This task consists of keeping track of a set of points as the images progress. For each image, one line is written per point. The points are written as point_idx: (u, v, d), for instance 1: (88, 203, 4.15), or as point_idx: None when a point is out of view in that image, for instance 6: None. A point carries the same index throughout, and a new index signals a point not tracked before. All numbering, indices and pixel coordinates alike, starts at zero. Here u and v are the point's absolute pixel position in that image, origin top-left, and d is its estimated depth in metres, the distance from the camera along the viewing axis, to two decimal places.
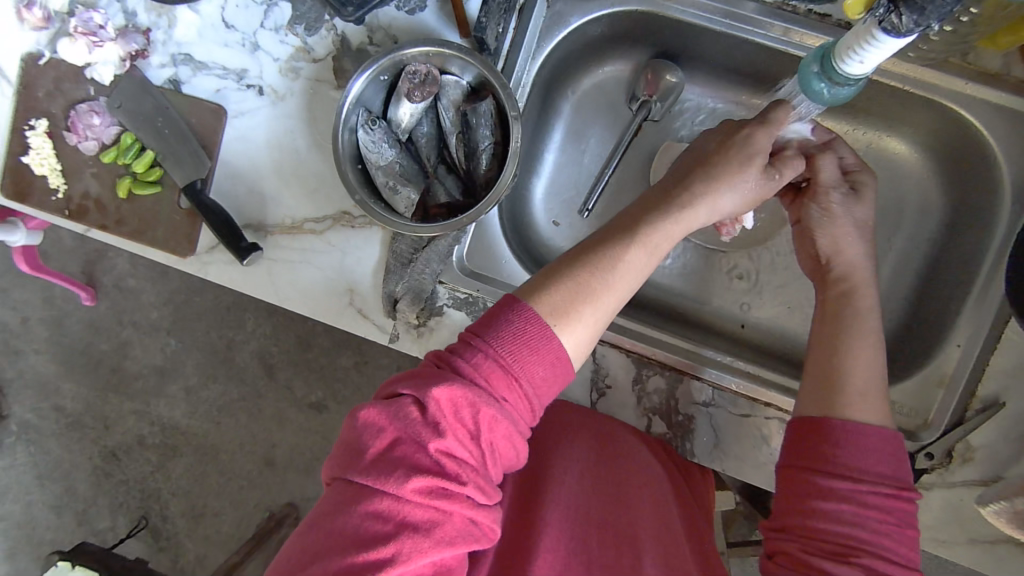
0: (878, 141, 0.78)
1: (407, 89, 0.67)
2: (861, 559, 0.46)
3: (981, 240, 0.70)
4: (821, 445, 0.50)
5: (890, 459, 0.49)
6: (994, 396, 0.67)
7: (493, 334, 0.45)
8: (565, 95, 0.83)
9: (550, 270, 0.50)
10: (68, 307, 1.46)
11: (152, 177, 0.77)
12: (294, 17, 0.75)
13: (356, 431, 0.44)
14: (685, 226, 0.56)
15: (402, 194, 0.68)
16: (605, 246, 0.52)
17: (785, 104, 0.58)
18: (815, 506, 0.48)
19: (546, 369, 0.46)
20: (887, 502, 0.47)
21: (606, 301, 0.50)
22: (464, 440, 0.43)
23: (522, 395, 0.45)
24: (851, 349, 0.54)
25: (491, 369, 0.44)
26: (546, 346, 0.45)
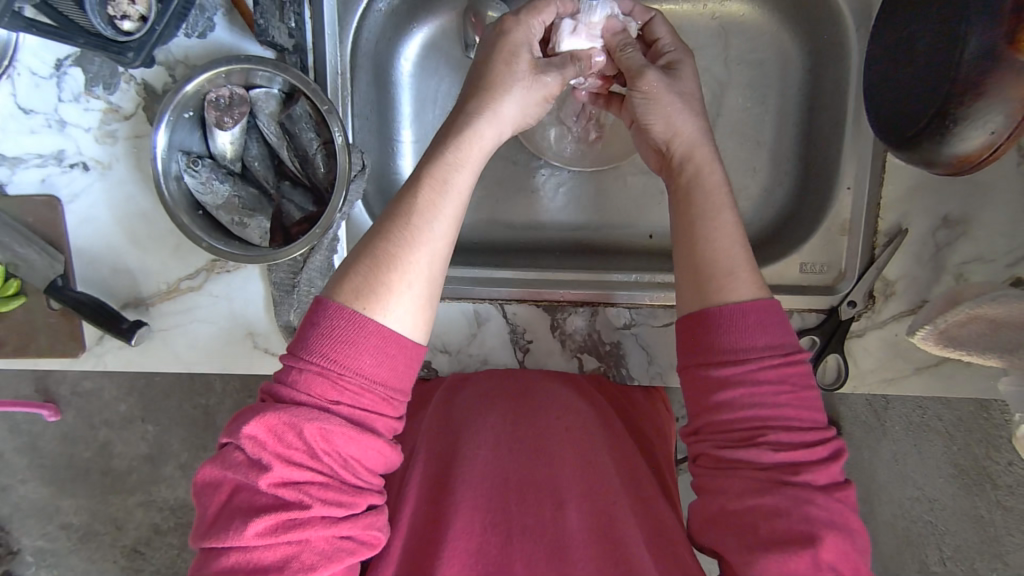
0: (718, 7, 0.74)
1: (216, 117, 0.63)
2: (765, 437, 0.48)
3: (840, 76, 0.69)
4: (709, 337, 0.51)
5: (777, 330, 0.51)
6: (896, 225, 0.67)
7: (305, 346, 0.46)
8: (398, 64, 0.77)
9: (351, 253, 0.50)
10: (37, 428, 1.32)
11: (12, 290, 0.74)
12: (89, 80, 0.71)
13: (202, 494, 0.45)
14: (474, 153, 0.52)
15: (252, 225, 0.66)
16: (396, 210, 0.50)
17: (525, 15, 0.56)
18: (717, 400, 0.50)
19: (370, 359, 0.46)
20: (781, 374, 0.49)
21: (414, 264, 0.49)
22: (302, 462, 0.44)
23: (358, 391, 0.45)
24: (717, 225, 0.54)
25: (309, 381, 0.45)
26: (362, 336, 0.46)
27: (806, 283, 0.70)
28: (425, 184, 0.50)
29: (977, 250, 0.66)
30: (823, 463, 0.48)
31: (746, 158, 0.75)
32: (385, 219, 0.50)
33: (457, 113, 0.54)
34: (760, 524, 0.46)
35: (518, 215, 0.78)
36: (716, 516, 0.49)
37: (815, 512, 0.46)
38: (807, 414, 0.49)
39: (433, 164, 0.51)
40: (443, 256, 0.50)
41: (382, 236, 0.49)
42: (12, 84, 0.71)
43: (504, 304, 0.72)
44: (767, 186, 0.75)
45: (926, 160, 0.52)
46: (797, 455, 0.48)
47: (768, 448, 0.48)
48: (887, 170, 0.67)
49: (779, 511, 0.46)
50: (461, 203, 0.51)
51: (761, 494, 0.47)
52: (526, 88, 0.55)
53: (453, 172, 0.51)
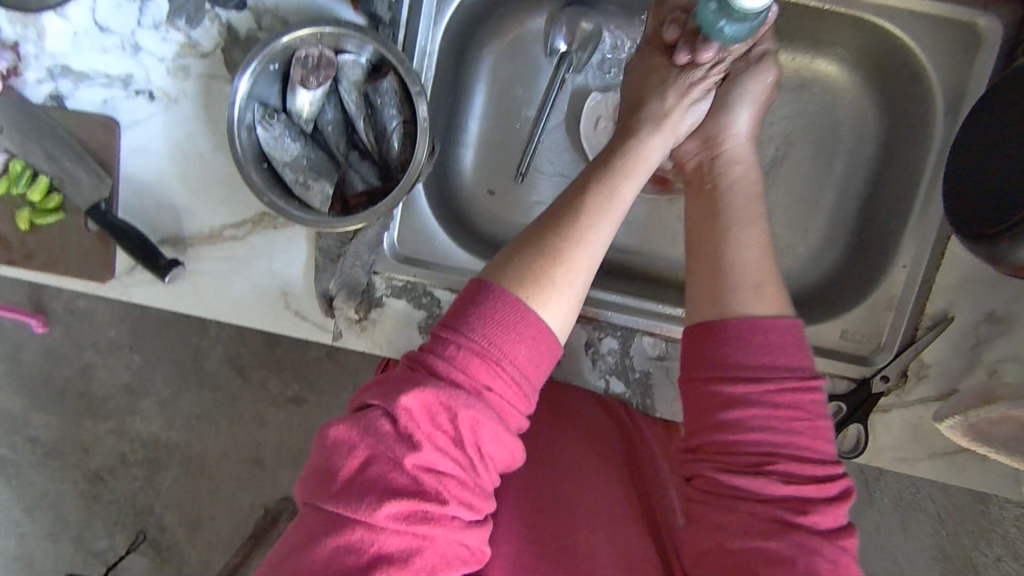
0: (808, 64, 0.75)
1: (301, 76, 0.62)
2: (772, 466, 0.49)
3: (916, 155, 0.70)
4: (724, 354, 0.51)
5: (792, 353, 0.51)
6: (942, 311, 0.68)
7: (466, 324, 0.48)
8: (480, 55, 0.77)
9: (517, 242, 0.53)
10: (22, 337, 1.32)
11: (51, 205, 0.72)
12: (172, 11, 0.69)
13: (331, 453, 0.46)
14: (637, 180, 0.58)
15: (315, 189, 0.64)
16: (565, 213, 0.54)
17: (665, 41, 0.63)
18: (723, 420, 0.50)
19: (526, 352, 0.48)
20: (795, 400, 0.50)
21: (581, 267, 0.52)
22: (448, 448, 0.46)
23: (506, 388, 0.47)
24: (738, 229, 0.57)
25: (468, 366, 0.47)
26: (526, 328, 0.48)
27: (844, 349, 0.70)
28: (603, 198, 0.55)
29: (1015, 351, 0.67)
30: (831, 503, 0.48)
31: (801, 216, 0.76)
32: (558, 216, 0.54)
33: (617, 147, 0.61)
34: (760, 567, 0.47)
35: None
36: (714, 548, 0.49)
37: (820, 562, 0.46)
38: (817, 446, 0.50)
39: (604, 182, 0.57)
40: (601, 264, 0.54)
41: (545, 236, 0.53)
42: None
43: None
44: (816, 248, 0.76)
45: (994, 258, 0.55)
46: (807, 491, 0.48)
47: (774, 479, 0.48)
48: (946, 257, 0.67)
49: (783, 557, 0.46)
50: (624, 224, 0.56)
51: (764, 537, 0.47)
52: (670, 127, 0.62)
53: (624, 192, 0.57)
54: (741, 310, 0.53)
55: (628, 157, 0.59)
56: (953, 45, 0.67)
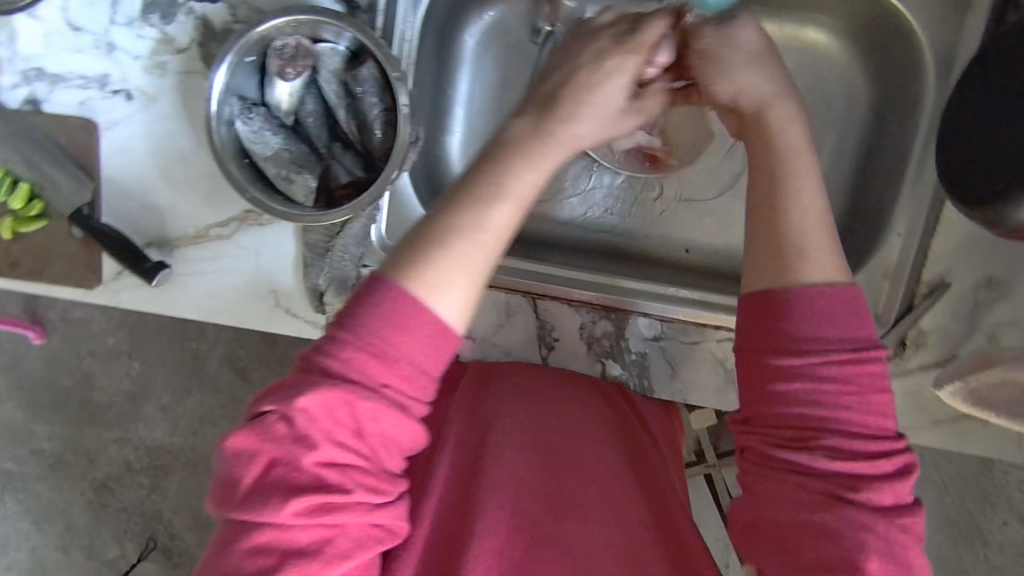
0: (796, 33, 0.74)
1: (279, 67, 0.61)
2: (822, 441, 0.47)
3: (908, 120, 0.69)
4: (781, 324, 0.49)
5: (847, 322, 0.49)
6: (940, 277, 0.67)
7: (357, 323, 0.45)
8: (462, 40, 0.76)
9: (404, 240, 0.50)
10: (20, 349, 1.31)
11: (33, 212, 0.72)
12: (146, 7, 0.69)
13: (235, 460, 0.44)
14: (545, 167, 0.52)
15: (298, 182, 0.63)
16: (457, 209, 0.50)
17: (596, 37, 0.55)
18: (776, 392, 0.48)
19: (422, 345, 0.45)
20: (848, 373, 0.48)
21: (470, 266, 0.49)
22: (347, 441, 0.44)
23: (406, 375, 0.45)
24: (796, 191, 0.53)
25: (362, 362, 0.44)
26: (419, 323, 0.45)
27: None
28: (498, 193, 0.50)
29: (1015, 314, 0.66)
30: (886, 479, 0.47)
31: None
32: (444, 214, 0.50)
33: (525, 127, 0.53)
34: (805, 542, 0.46)
35: (559, 210, 0.77)
36: (762, 523, 0.48)
37: (869, 539, 0.45)
38: (874, 421, 0.48)
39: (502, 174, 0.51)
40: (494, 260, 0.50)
41: (435, 236, 0.49)
42: None
43: (536, 299, 0.71)
44: None
45: (990, 219, 0.54)
46: (859, 467, 0.46)
47: (825, 455, 0.47)
48: (942, 222, 0.67)
49: (832, 532, 0.45)
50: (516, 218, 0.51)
51: (814, 512, 0.46)
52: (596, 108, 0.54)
53: (518, 185, 0.51)
54: (809, 280, 0.50)
55: (538, 142, 0.52)
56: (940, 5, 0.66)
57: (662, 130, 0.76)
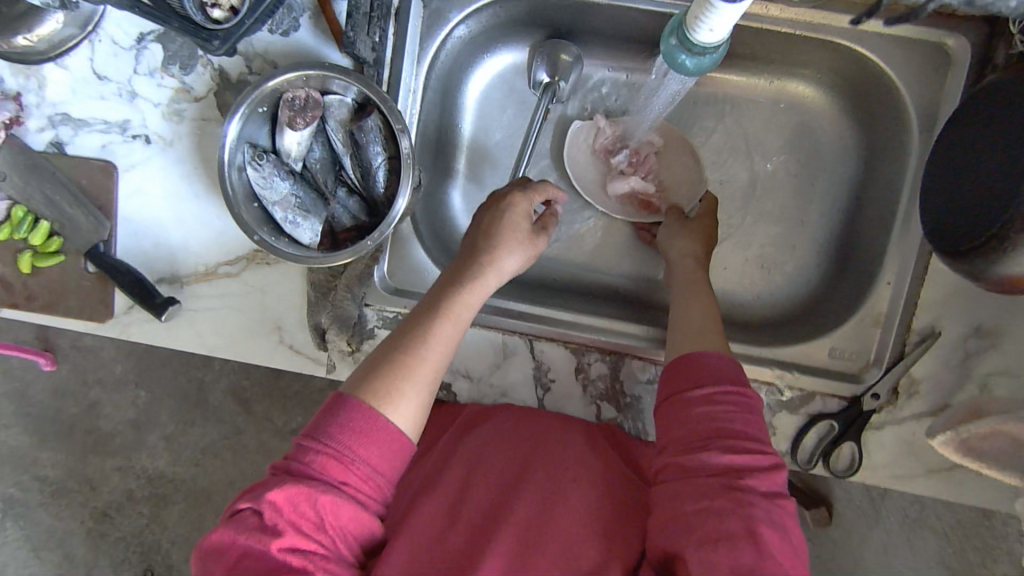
0: (785, 86, 0.78)
1: (289, 117, 0.64)
2: (716, 441, 0.52)
3: (896, 172, 0.71)
4: (687, 371, 0.57)
5: (732, 370, 0.57)
6: (930, 326, 0.68)
7: (322, 430, 0.52)
8: (463, 92, 0.80)
9: (368, 361, 0.58)
10: (31, 375, 1.33)
11: (51, 248, 0.74)
12: (166, 58, 0.73)
13: (210, 555, 0.50)
14: (477, 296, 0.62)
15: (304, 226, 0.66)
16: (410, 331, 0.59)
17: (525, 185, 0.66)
18: (685, 417, 0.55)
19: (376, 448, 0.52)
20: (733, 396, 0.55)
21: (421, 374, 0.57)
22: (309, 533, 0.50)
23: (363, 475, 0.52)
24: (690, 304, 0.65)
25: (322, 461, 0.51)
26: (374, 428, 0.52)
27: (833, 368, 0.70)
28: (440, 312, 0.60)
29: (1005, 364, 0.67)
30: (766, 471, 0.51)
31: (786, 236, 0.78)
32: (398, 334, 0.59)
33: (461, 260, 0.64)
34: (705, 523, 0.49)
35: (556, 253, 0.80)
36: (671, 519, 0.51)
37: (757, 513, 0.49)
38: (757, 432, 0.54)
39: (445, 297, 0.61)
40: (441, 370, 0.59)
41: (394, 354, 0.57)
42: (91, 49, 0.73)
43: (533, 340, 0.72)
44: (803, 266, 0.77)
45: (973, 272, 0.55)
46: (744, 460, 0.51)
47: (718, 452, 0.52)
48: (930, 273, 0.68)
49: (725, 511, 0.49)
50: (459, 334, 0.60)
51: (711, 497, 0.50)
52: (524, 248, 0.64)
53: (463, 310, 0.61)
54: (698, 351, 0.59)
55: (478, 270, 0.62)
56: (924, 65, 0.68)
57: (657, 176, 0.79)
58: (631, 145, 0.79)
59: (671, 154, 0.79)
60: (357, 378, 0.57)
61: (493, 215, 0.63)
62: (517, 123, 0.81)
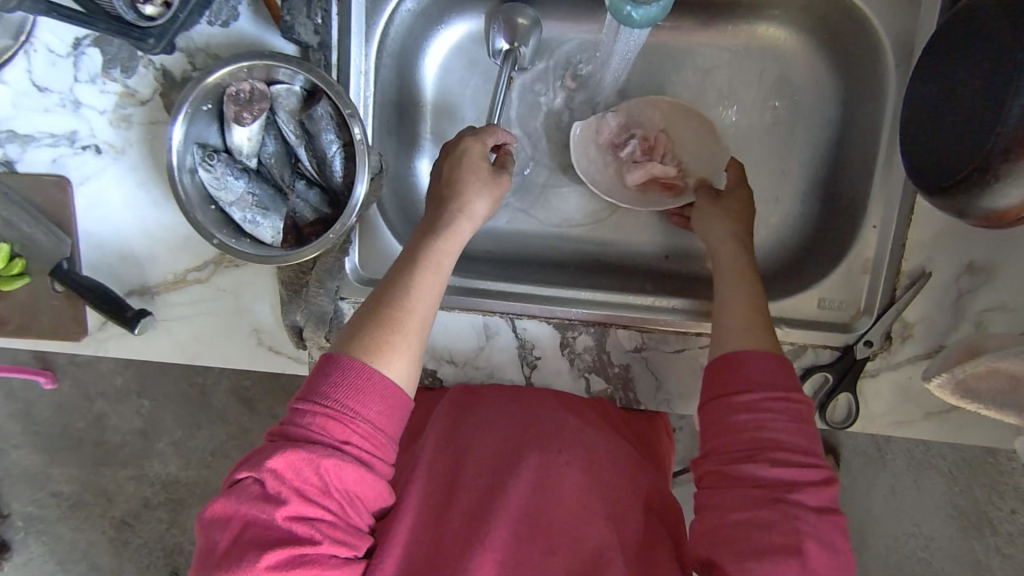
0: (754, 31, 0.74)
1: (235, 112, 0.62)
2: (765, 453, 0.52)
3: (874, 109, 0.68)
4: (736, 374, 0.56)
5: (779, 372, 0.56)
6: (920, 267, 0.66)
7: (317, 393, 0.52)
8: (420, 68, 0.77)
9: (354, 319, 0.57)
10: (32, 395, 1.33)
11: (16, 269, 0.72)
12: (106, 62, 0.70)
13: (211, 528, 0.49)
14: (455, 245, 0.62)
15: (264, 224, 0.64)
16: (393, 286, 0.58)
17: (485, 133, 0.64)
18: (732, 423, 0.54)
19: (374, 406, 0.52)
20: (785, 406, 0.54)
21: (408, 328, 0.57)
22: (315, 498, 0.49)
23: (363, 435, 0.51)
24: (731, 297, 0.62)
25: (321, 424, 0.50)
26: (369, 385, 0.52)
27: (823, 318, 0.68)
28: (421, 264, 0.60)
29: (1000, 299, 0.65)
30: (815, 485, 0.52)
31: (768, 186, 0.75)
32: (382, 290, 0.58)
33: (435, 214, 0.63)
34: (749, 537, 0.50)
35: (532, 227, 0.78)
36: (717, 527, 0.52)
37: (805, 527, 0.50)
38: (806, 442, 0.53)
39: (427, 252, 0.60)
40: (428, 322, 0.59)
41: (380, 310, 0.57)
42: (28, 61, 0.70)
43: (515, 318, 0.71)
44: (788, 216, 0.75)
45: (960, 210, 0.52)
46: (793, 474, 0.52)
47: (767, 465, 0.52)
48: (916, 213, 0.66)
49: (771, 523, 0.50)
50: (442, 286, 0.60)
51: (757, 508, 0.51)
52: (491, 191, 0.64)
53: (441, 258, 0.61)
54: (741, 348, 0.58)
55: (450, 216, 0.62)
56: None
57: (674, 157, 0.75)
58: (638, 132, 0.75)
59: (679, 129, 0.75)
60: (344, 335, 0.56)
61: (448, 159, 0.64)
62: (481, 98, 0.78)
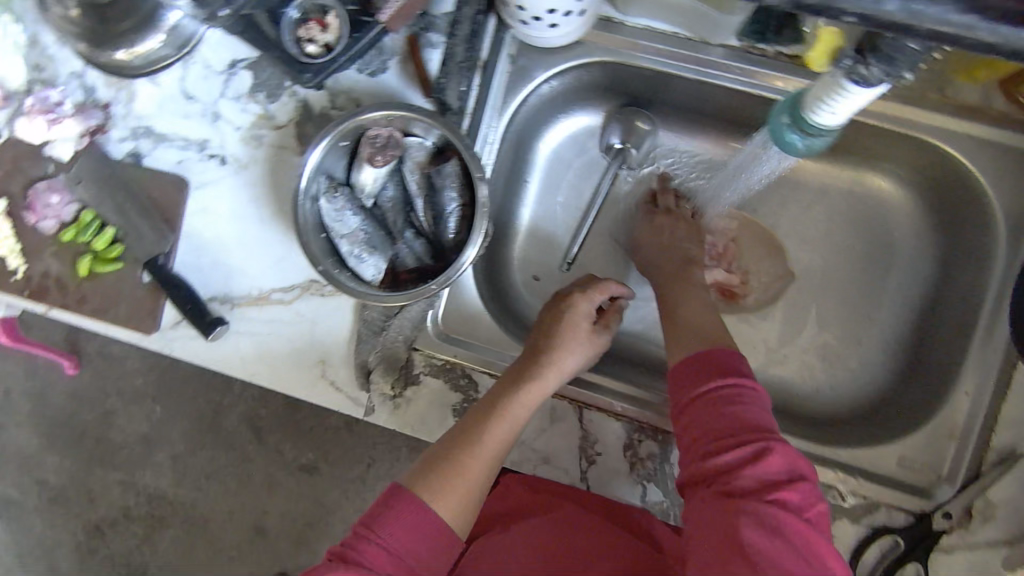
0: (864, 179, 0.77)
1: (369, 154, 0.65)
2: (712, 448, 0.53)
3: (978, 279, 0.68)
4: (681, 376, 0.59)
5: (719, 365, 0.57)
6: (1010, 446, 0.63)
7: (374, 521, 0.55)
8: (535, 147, 0.81)
9: (427, 451, 0.61)
10: (48, 377, 1.32)
11: (112, 255, 0.75)
12: (255, 85, 0.74)
13: None
14: (536, 394, 0.64)
15: (368, 262, 0.66)
16: (469, 428, 0.61)
17: (592, 291, 0.70)
18: (682, 428, 0.56)
19: (423, 542, 0.55)
20: (722, 393, 0.55)
21: (471, 474, 0.59)
22: None
23: (404, 567, 0.54)
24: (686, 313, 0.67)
25: (371, 549, 0.54)
26: (422, 523, 0.55)
27: (901, 478, 0.65)
28: (496, 411, 0.62)
29: None
30: (762, 468, 0.51)
31: (852, 330, 0.77)
32: (460, 426, 0.62)
33: (531, 353, 0.67)
34: (705, 540, 0.50)
35: None
36: (687, 532, 0.52)
37: (751, 516, 0.49)
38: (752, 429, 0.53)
39: (505, 398, 0.63)
40: (493, 469, 0.61)
41: (452, 449, 0.60)
42: (184, 70, 0.75)
43: (583, 407, 0.69)
44: (868, 362, 0.76)
45: None
46: (738, 462, 0.52)
47: (713, 459, 0.53)
48: (1011, 387, 0.64)
49: (717, 517, 0.50)
50: (513, 434, 0.62)
51: (710, 506, 0.51)
52: (586, 343, 0.68)
53: (518, 408, 0.63)
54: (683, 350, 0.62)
55: (539, 367, 0.64)
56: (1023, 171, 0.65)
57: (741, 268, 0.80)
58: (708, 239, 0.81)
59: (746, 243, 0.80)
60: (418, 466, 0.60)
61: (554, 313, 0.69)
62: (584, 185, 0.82)
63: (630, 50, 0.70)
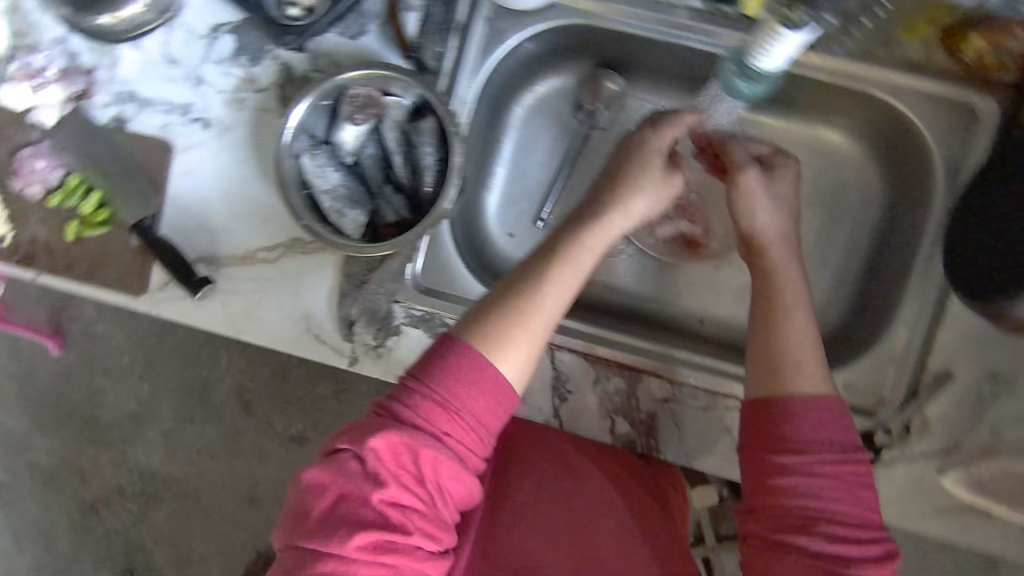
0: (820, 134, 0.82)
1: (349, 112, 0.68)
2: (818, 527, 0.54)
3: (919, 218, 0.74)
4: (780, 427, 0.57)
5: (829, 429, 0.57)
6: (944, 367, 0.69)
7: (428, 374, 0.55)
8: (512, 107, 0.85)
9: (473, 310, 0.61)
10: (34, 358, 1.34)
11: (101, 218, 0.77)
12: (237, 49, 0.77)
13: (306, 492, 0.52)
14: (600, 242, 0.66)
15: (348, 215, 0.70)
16: (531, 275, 0.62)
17: (655, 130, 0.70)
18: (777, 485, 0.56)
19: (479, 400, 0.55)
20: (837, 470, 0.55)
21: (534, 324, 0.60)
22: (409, 484, 0.53)
23: (461, 430, 0.54)
24: (789, 313, 0.62)
25: (428, 406, 0.54)
26: (480, 377, 0.55)
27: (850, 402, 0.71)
28: (558, 261, 0.63)
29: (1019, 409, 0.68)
30: (872, 559, 0.54)
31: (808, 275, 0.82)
32: (511, 282, 0.62)
33: (589, 211, 0.68)
34: None
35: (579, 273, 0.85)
36: None
37: None
38: (853, 507, 0.55)
39: (569, 247, 0.64)
40: (556, 318, 0.62)
41: (510, 301, 0.60)
42: (167, 35, 0.78)
43: (554, 348, 0.74)
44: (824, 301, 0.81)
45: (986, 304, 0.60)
46: (849, 549, 0.54)
47: (820, 538, 0.54)
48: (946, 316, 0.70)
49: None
50: (577, 285, 0.63)
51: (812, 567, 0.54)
52: (655, 189, 0.70)
53: (580, 255, 0.64)
54: (800, 388, 0.58)
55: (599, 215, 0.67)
56: (955, 115, 0.71)
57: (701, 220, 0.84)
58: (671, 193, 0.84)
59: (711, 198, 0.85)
60: (468, 318, 0.60)
61: (626, 158, 0.70)
62: (555, 144, 0.86)
63: (600, 14, 0.75)
